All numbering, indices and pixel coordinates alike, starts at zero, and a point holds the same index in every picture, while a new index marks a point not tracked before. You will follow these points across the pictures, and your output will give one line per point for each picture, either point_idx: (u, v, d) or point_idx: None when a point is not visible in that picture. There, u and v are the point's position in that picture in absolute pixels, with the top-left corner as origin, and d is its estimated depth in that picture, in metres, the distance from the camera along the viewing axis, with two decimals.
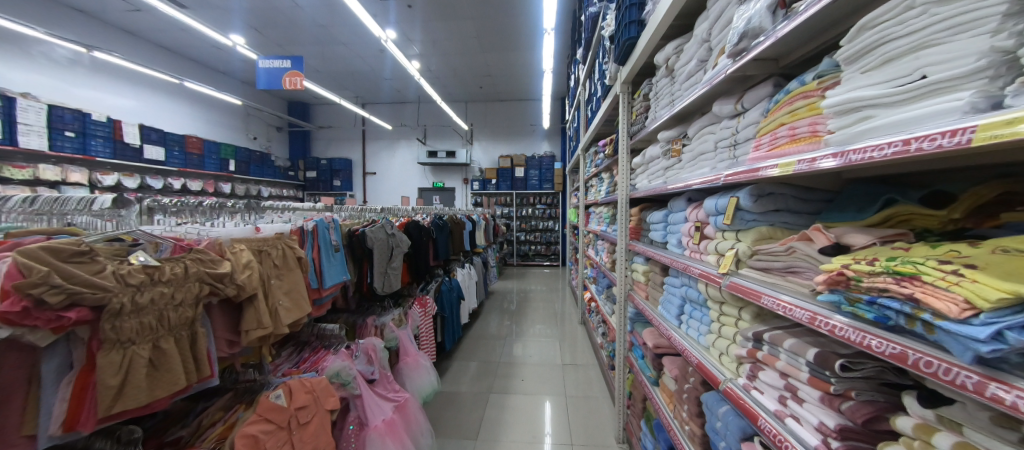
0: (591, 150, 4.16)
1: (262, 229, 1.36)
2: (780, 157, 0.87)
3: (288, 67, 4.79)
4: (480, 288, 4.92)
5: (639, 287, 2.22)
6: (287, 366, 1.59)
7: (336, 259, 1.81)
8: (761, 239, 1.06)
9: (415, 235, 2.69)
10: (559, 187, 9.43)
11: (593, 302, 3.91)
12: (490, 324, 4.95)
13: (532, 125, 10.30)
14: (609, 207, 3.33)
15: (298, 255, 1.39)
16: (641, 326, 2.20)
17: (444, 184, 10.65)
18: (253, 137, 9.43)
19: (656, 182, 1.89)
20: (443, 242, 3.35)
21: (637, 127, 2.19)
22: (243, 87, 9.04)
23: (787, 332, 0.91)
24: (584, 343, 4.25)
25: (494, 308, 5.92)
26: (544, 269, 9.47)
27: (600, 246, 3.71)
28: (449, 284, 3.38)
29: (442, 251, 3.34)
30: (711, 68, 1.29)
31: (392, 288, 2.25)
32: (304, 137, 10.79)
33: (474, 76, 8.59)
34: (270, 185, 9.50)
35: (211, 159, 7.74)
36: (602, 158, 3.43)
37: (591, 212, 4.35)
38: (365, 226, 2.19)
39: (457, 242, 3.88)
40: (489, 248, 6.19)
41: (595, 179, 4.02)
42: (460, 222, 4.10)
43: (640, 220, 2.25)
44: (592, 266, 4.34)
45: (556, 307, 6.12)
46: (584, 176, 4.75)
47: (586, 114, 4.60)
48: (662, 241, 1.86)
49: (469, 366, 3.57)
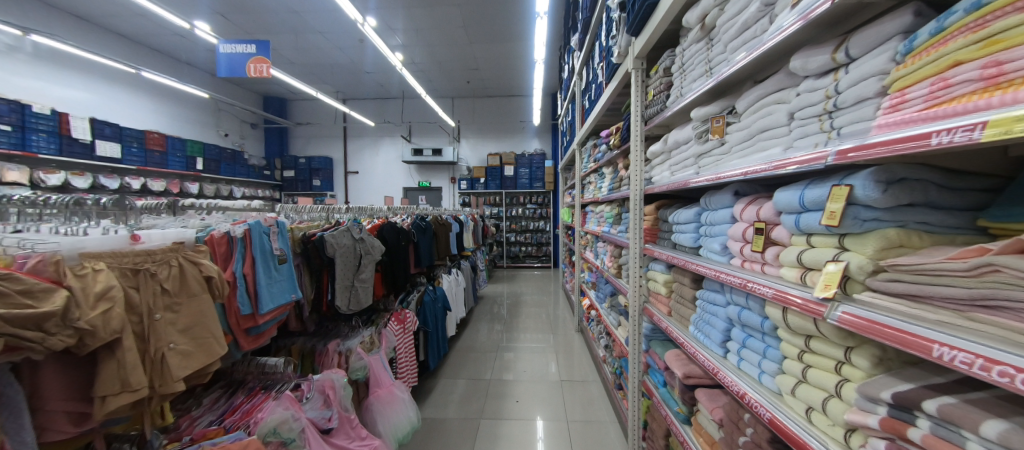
0: (590, 143, 3.81)
1: (144, 237, 0.94)
2: (958, 117, 0.53)
3: (252, 53, 4.26)
4: (468, 295, 4.52)
5: (658, 299, 1.87)
6: (205, 423, 1.17)
7: (283, 273, 1.40)
8: (888, 249, 0.71)
9: (391, 240, 2.28)
10: (550, 185, 9.12)
11: (594, 310, 3.56)
12: (479, 334, 4.55)
13: (522, 122, 9.96)
14: (613, 205, 2.99)
15: (205, 273, 1.00)
16: (660, 345, 1.85)
17: (430, 183, 10.18)
18: (224, 134, 8.71)
19: (685, 172, 1.54)
20: (426, 246, 2.94)
21: (654, 109, 1.84)
22: (212, 80, 8.39)
23: (965, 401, 0.56)
24: (584, 355, 3.90)
25: (483, 315, 5.52)
26: (535, 271, 9.11)
27: (601, 249, 3.37)
28: (432, 294, 2.98)
29: (425, 256, 2.93)
30: (786, 11, 0.94)
31: (361, 305, 1.84)
32: (280, 135, 10.16)
33: (461, 69, 8.17)
34: (244, 185, 8.87)
35: (175, 156, 7.01)
36: (605, 150, 3.08)
37: (590, 211, 4.01)
38: (326, 229, 1.77)
39: (442, 246, 3.48)
40: (478, 251, 5.79)
41: (595, 175, 3.68)
42: (447, 223, 3.70)
43: (657, 219, 1.90)
44: (590, 270, 3.99)
45: (549, 312, 5.77)
46: (579, 173, 4.42)
47: (582, 106, 4.26)
48: (693, 246, 1.51)
49: (457, 386, 3.17)
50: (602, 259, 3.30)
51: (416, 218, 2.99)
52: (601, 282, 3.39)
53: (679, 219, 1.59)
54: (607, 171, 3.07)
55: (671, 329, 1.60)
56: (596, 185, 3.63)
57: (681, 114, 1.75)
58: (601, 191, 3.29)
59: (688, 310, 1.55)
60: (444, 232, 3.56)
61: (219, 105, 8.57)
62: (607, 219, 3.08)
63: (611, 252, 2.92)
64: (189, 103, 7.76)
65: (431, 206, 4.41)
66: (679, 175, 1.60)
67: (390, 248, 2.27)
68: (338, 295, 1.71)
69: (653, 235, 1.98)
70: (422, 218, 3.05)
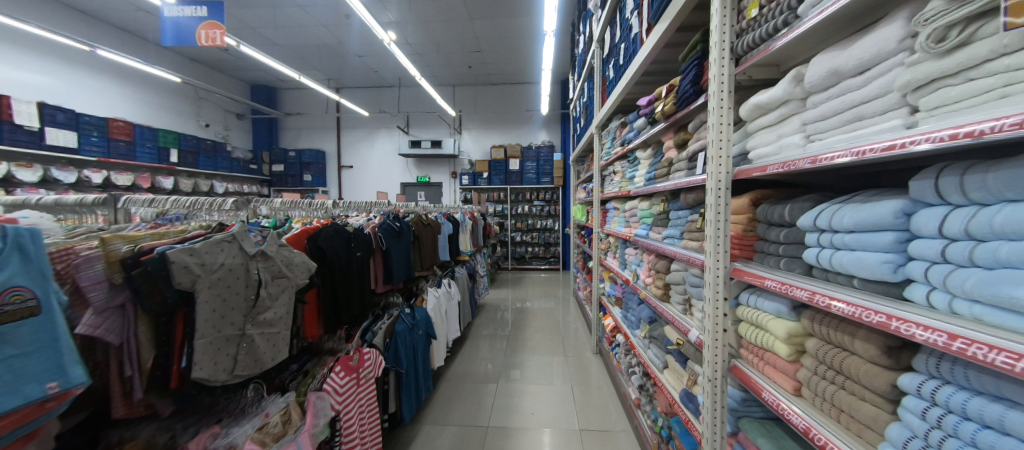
0: (615, 123, 3.03)
1: None
2: None
3: (204, 16, 3.52)
4: (465, 309, 3.77)
5: (762, 359, 1.09)
6: None
7: (25, 339, 0.78)
8: None
9: (334, 251, 1.52)
10: (559, 181, 8.34)
11: (620, 333, 2.80)
12: (478, 355, 3.81)
13: (528, 112, 9.17)
14: (651, 201, 2.22)
15: None
16: (763, 438, 1.07)
17: (430, 178, 9.43)
18: (206, 125, 8.10)
19: (873, 128, 0.74)
20: (400, 256, 2.20)
21: (762, 30, 1.04)
22: (192, 66, 7.74)
23: None
24: (606, 388, 3.13)
25: (484, 328, 4.77)
26: (542, 274, 8.37)
27: (632, 258, 2.58)
28: (411, 319, 2.22)
29: (398, 269, 2.17)
30: None
31: (260, 369, 1.10)
32: (269, 126, 9.48)
33: (461, 52, 7.39)
34: (226, 180, 8.23)
35: (144, 147, 6.36)
36: (639, 128, 2.31)
37: (614, 209, 3.25)
38: (186, 239, 1.01)
39: (428, 253, 2.72)
40: (478, 254, 5.05)
41: (621, 163, 2.91)
42: (437, 222, 2.95)
43: (768, 221, 1.11)
44: (614, 282, 3.22)
45: (560, 323, 5.00)
46: (598, 162, 3.65)
47: (603, 80, 3.48)
48: (889, 280, 0.72)
49: (444, 435, 2.43)
50: (633, 270, 2.53)
51: (388, 216, 2.25)
52: (630, 300, 2.62)
53: (845, 225, 0.81)
54: (645, 155, 2.30)
55: (817, 436, 0.81)
56: (623, 176, 2.86)
57: (818, 34, 0.95)
58: (633, 183, 2.52)
59: (867, 408, 0.76)
60: (431, 234, 2.81)
61: (199, 93, 7.92)
62: (644, 221, 2.31)
63: (650, 264, 2.13)
64: (163, 89, 7.14)
65: (420, 203, 3.67)
66: (844, 140, 0.80)
67: (334, 263, 1.52)
68: (200, 360, 0.96)
69: (749, 250, 1.19)
70: (396, 217, 2.29)
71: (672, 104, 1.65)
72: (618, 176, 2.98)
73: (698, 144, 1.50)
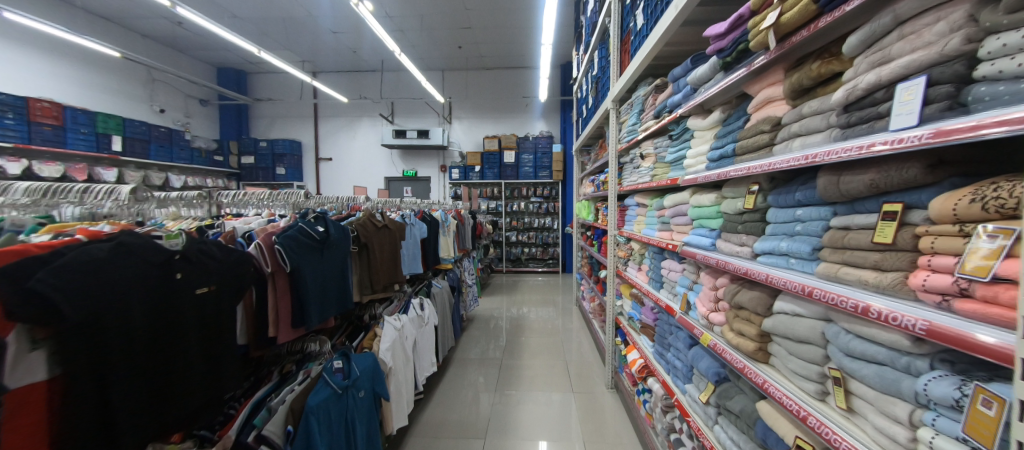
0: (644, 90, 2.23)
1: None
2: None
3: None
4: (446, 331, 2.97)
5: None
6: None
7: None
8: None
9: (94, 308, 0.77)
10: (559, 175, 7.55)
11: (653, 378, 2.02)
12: (462, 392, 3.01)
13: (525, 99, 8.33)
14: (720, 192, 1.42)
15: None
16: None
17: (417, 172, 8.58)
18: (160, 110, 7.17)
19: None
20: (321, 279, 1.38)
21: None
22: (143, 42, 6.83)
23: None
24: (628, 444, 2.35)
25: (472, 347, 3.98)
26: (539, 277, 7.58)
27: (675, 278, 1.78)
28: (342, 379, 1.40)
29: (318, 300, 1.36)
30: None
31: None
32: (238, 113, 8.55)
33: (449, 28, 6.55)
34: (186, 172, 7.32)
35: (77, 132, 5.46)
36: (695, 83, 1.53)
37: (640, 206, 2.46)
38: None
39: (385, 269, 1.90)
40: (465, 259, 4.25)
41: (652, 143, 2.12)
42: (402, 222, 2.14)
43: None
44: (640, 304, 2.43)
45: (562, 340, 4.21)
46: (613, 146, 2.86)
47: (624, 38, 2.69)
48: None
49: None
50: (679, 295, 1.73)
51: (304, 215, 1.42)
52: (671, 337, 1.83)
53: None
54: (704, 122, 1.50)
55: None
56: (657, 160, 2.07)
57: None
58: (681, 169, 1.72)
59: None
60: (391, 239, 1.99)
61: (152, 74, 7.03)
62: (703, 224, 1.52)
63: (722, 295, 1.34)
64: (107, 68, 6.25)
65: (387, 199, 2.86)
66: None
67: (95, 334, 0.79)
68: None
69: None
70: (321, 215, 1.47)
71: (809, 3, 0.84)
72: (646, 162, 2.19)
73: (894, 68, 0.70)
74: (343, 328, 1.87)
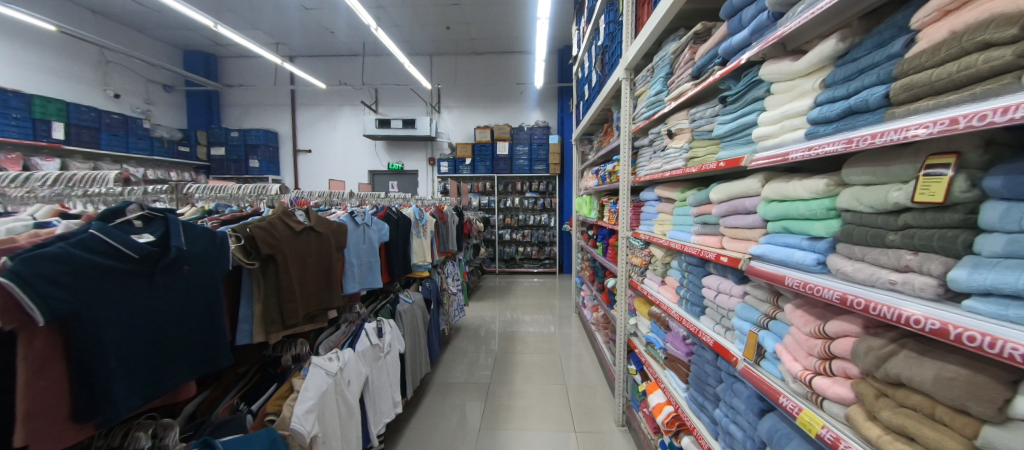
0: (674, 45, 1.65)
1: None
2: None
3: None
4: (419, 357, 2.39)
5: None
6: None
7: None
8: None
9: None
10: (556, 168, 6.96)
11: (692, 442, 1.45)
12: (438, 433, 2.42)
13: (520, 85, 7.70)
14: (835, 176, 0.85)
15: None
16: None
17: (403, 166, 7.89)
18: (116, 95, 6.32)
19: None
20: (143, 329, 0.81)
21: None
22: (93, 19, 6.05)
23: None
24: None
25: (458, 370, 3.33)
26: (534, 279, 7.00)
27: (732, 306, 1.22)
28: None
29: (132, 370, 0.79)
30: None
31: None
32: (208, 101, 7.78)
33: (436, 5, 5.88)
34: (146, 164, 6.58)
35: (8, 118, 4.70)
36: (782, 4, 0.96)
37: (667, 201, 1.89)
38: None
39: (308, 291, 1.30)
40: (447, 263, 3.67)
41: (688, 114, 1.55)
42: (344, 224, 1.54)
43: None
44: (663, 328, 1.88)
45: (562, 357, 3.61)
46: (626, 126, 2.28)
47: None
48: None
49: None
50: (737, 332, 1.18)
51: (120, 212, 0.84)
52: (721, 387, 1.28)
53: None
54: (799, 65, 0.92)
55: None
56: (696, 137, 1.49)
57: None
58: (747, 145, 1.14)
59: None
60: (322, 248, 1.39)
61: (106, 55, 6.20)
62: (793, 229, 0.95)
63: (846, 354, 0.78)
64: (50, 48, 5.48)
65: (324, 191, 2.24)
66: None
67: None
68: None
69: None
70: (161, 217, 0.92)
71: None
72: (678, 142, 1.61)
73: None
74: (242, 381, 1.27)
